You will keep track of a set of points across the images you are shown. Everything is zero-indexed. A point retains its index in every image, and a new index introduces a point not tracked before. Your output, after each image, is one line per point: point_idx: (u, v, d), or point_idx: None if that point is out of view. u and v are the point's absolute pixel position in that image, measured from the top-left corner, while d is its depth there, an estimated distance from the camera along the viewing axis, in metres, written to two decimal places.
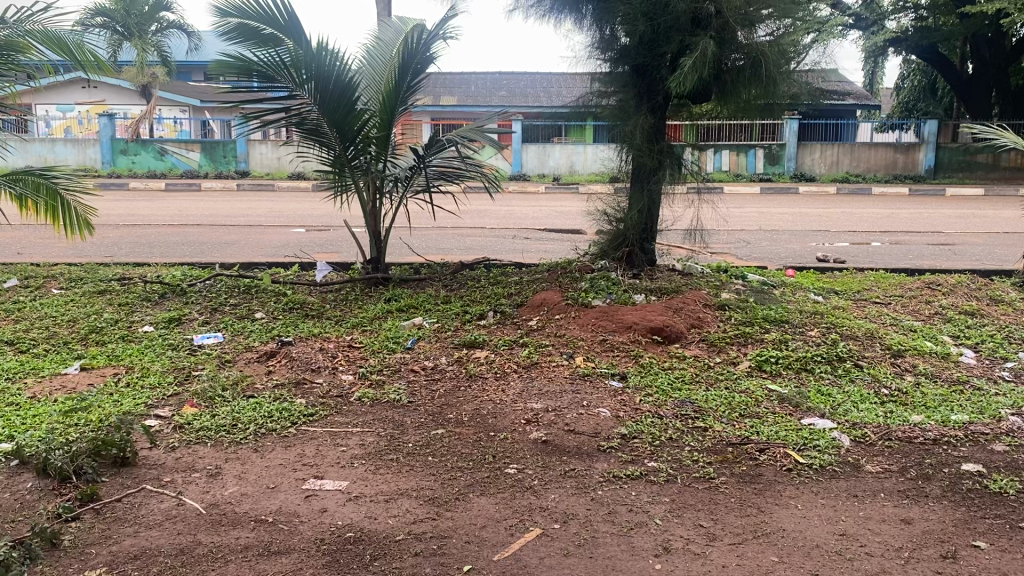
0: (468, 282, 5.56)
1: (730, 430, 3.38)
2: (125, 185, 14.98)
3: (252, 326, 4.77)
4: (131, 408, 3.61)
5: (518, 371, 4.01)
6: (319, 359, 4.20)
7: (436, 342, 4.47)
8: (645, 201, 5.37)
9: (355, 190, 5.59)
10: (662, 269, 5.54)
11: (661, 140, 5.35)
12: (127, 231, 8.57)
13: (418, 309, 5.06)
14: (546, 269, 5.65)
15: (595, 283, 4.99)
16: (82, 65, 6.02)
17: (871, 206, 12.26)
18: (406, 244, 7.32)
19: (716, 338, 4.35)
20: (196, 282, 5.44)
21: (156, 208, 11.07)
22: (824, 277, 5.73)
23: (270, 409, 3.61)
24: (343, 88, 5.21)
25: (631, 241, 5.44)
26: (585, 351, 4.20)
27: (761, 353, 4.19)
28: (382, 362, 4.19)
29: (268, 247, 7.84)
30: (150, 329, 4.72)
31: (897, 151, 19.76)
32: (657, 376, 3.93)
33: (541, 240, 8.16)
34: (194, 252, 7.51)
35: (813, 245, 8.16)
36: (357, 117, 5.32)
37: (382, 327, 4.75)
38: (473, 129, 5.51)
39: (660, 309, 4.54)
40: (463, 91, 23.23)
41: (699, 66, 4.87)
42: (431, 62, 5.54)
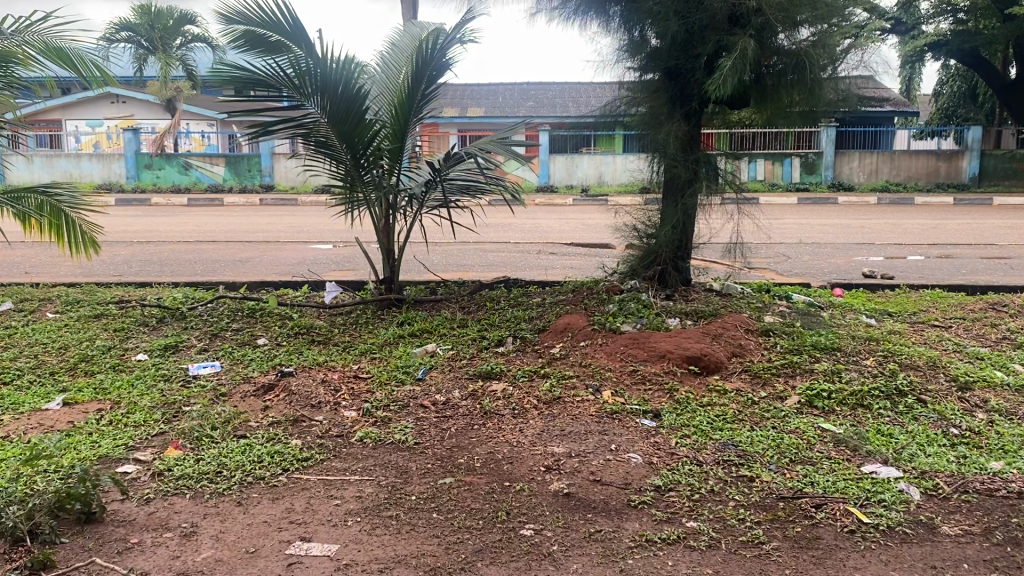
0: (487, 304, 5.16)
1: (780, 481, 2.95)
2: (147, 200, 14.81)
3: (253, 354, 4.41)
4: (108, 451, 3.26)
5: (539, 408, 3.60)
6: (319, 393, 3.82)
7: (450, 372, 4.08)
8: (679, 216, 4.91)
9: (366, 208, 5.23)
10: (698, 289, 5.10)
11: (695, 149, 4.92)
12: (141, 249, 8.32)
13: (431, 334, 4.68)
14: (571, 289, 5.23)
15: (625, 305, 4.55)
16: (87, 79, 5.75)
17: (916, 216, 11.71)
18: (425, 262, 6.96)
19: (760, 368, 3.92)
20: (197, 305, 5.10)
21: (175, 223, 10.85)
22: (876, 297, 5.26)
23: (260, 452, 3.24)
24: (352, 98, 4.84)
25: (663, 259, 5.01)
26: (613, 384, 3.78)
27: (812, 386, 3.76)
28: (390, 396, 3.80)
29: (284, 264, 7.53)
30: (144, 358, 4.39)
31: (941, 158, 19.08)
32: (695, 415, 3.50)
33: (568, 255, 7.78)
34: (206, 271, 7.22)
35: (856, 260, 7.67)
36: (367, 129, 4.96)
37: (393, 355, 4.37)
38: (492, 141, 5.11)
39: (697, 335, 4.11)
40: (490, 102, 22.98)
41: (739, 68, 4.45)
42: (446, 68, 5.15)
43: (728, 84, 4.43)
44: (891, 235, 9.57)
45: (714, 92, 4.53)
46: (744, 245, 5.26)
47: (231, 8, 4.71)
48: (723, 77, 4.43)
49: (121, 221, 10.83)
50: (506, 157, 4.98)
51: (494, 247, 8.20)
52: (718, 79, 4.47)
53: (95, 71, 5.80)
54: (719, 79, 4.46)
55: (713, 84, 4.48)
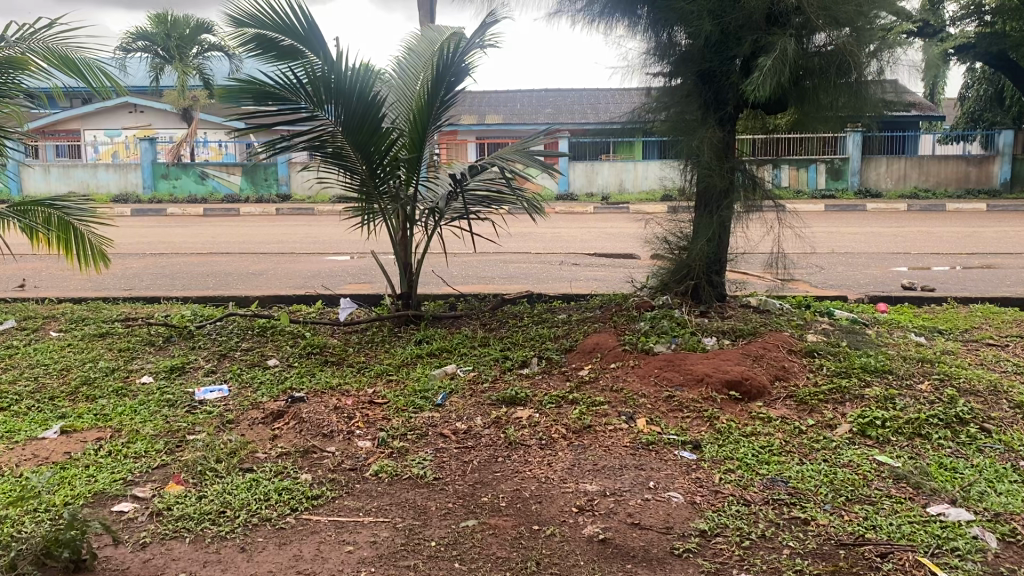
0: (510, 320, 4.90)
1: (838, 525, 2.66)
2: (163, 210, 14.69)
3: (263, 376, 4.17)
4: (104, 487, 3.02)
5: (568, 438, 3.33)
6: (332, 422, 3.56)
7: (471, 396, 3.82)
8: (714, 228, 4.63)
9: (383, 220, 4.98)
10: (733, 305, 4.81)
11: (730, 157, 4.64)
12: (153, 261, 8.12)
13: (451, 354, 4.42)
14: (598, 306, 4.96)
15: (658, 323, 4.27)
16: (97, 92, 5.55)
17: (949, 224, 11.34)
18: (444, 275, 6.71)
19: (806, 394, 3.63)
20: (205, 323, 4.87)
21: (190, 234, 10.67)
22: (922, 312, 4.95)
23: (267, 488, 2.99)
24: (367, 105, 4.59)
25: (697, 274, 4.72)
26: (647, 412, 3.50)
27: (864, 414, 3.47)
28: (407, 424, 3.54)
29: (298, 277, 7.30)
30: (149, 381, 4.16)
31: (970, 164, 18.67)
32: (738, 447, 3.23)
33: (593, 267, 7.50)
34: (218, 284, 7.00)
35: (893, 271, 7.35)
36: (382, 138, 4.71)
37: (410, 377, 4.12)
38: (516, 150, 4.87)
39: (737, 357, 3.83)
40: (509, 109, 22.77)
41: (778, 69, 4.19)
42: (466, 74, 4.88)
43: (767, 85, 4.16)
44: (926, 244, 9.22)
45: (752, 94, 4.27)
46: (783, 259, 4.96)
47: (240, 10, 4.49)
48: (761, 77, 4.17)
49: (136, 232, 10.66)
50: (531, 166, 4.73)
51: (515, 258, 7.95)
52: (756, 80, 4.21)
53: (104, 79, 5.55)
54: (757, 81, 4.20)
55: (751, 85, 4.22)
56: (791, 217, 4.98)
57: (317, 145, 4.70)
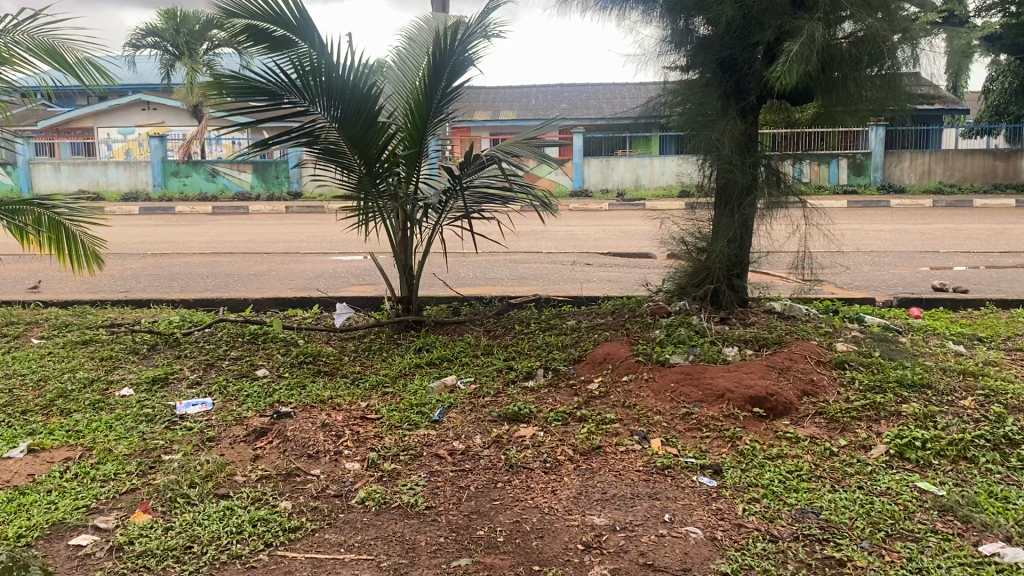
0: (516, 327, 4.60)
1: (879, 568, 2.34)
2: (170, 209, 14.49)
3: (249, 389, 3.89)
4: (63, 516, 2.75)
5: (575, 461, 3.03)
6: (317, 440, 3.27)
7: (470, 412, 3.52)
8: (736, 228, 4.31)
9: (381, 220, 4.69)
10: (756, 310, 4.47)
11: (753, 152, 4.32)
12: (152, 262, 7.87)
13: (452, 364, 4.12)
14: (611, 311, 4.65)
15: (674, 331, 3.96)
16: (87, 87, 5.38)
17: (978, 220, 10.91)
18: (450, 276, 6.42)
19: (837, 411, 3.31)
20: (193, 329, 4.60)
21: (195, 233, 10.43)
22: (959, 317, 4.60)
23: (242, 519, 2.71)
24: (363, 98, 4.30)
25: (716, 277, 4.39)
26: (662, 431, 3.20)
27: (902, 433, 3.14)
28: (400, 443, 3.25)
29: (300, 278, 7.03)
30: (129, 394, 3.89)
31: (998, 158, 18.16)
32: (763, 472, 2.92)
33: (607, 267, 7.18)
34: (216, 286, 6.74)
35: (923, 271, 6.98)
36: (379, 133, 4.41)
37: (407, 390, 3.82)
38: (520, 144, 4.57)
39: (761, 370, 3.51)
40: (523, 104, 22.43)
41: (805, 55, 3.86)
42: (468, 63, 4.58)
43: (792, 74, 3.84)
44: (956, 242, 8.82)
45: (776, 83, 3.95)
46: (811, 261, 4.62)
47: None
48: (786, 65, 3.84)
49: (140, 232, 10.43)
50: (536, 162, 4.42)
51: (525, 258, 7.64)
52: (780, 69, 3.89)
53: (95, 73, 5.37)
54: (781, 69, 3.88)
55: (775, 74, 3.90)
56: (819, 216, 4.64)
57: (310, 142, 4.40)
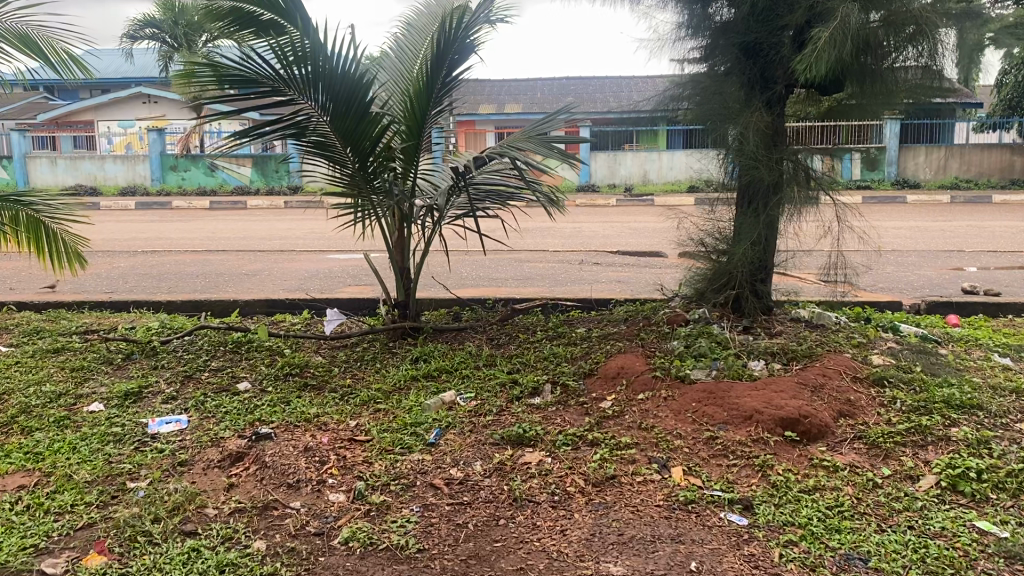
0: (520, 335, 4.26)
1: None
2: (167, 203, 14.17)
3: (228, 405, 3.56)
4: (5, 559, 2.42)
5: (587, 494, 2.69)
6: (299, 466, 2.94)
7: (470, 433, 3.18)
8: (761, 229, 3.96)
9: (375, 219, 4.35)
10: (781, 318, 4.12)
11: (779, 146, 3.96)
12: (142, 260, 7.55)
13: (450, 376, 3.79)
14: (623, 318, 4.30)
15: (694, 343, 3.61)
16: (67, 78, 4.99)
17: (1001, 217, 10.52)
18: (451, 278, 6.08)
19: (879, 435, 2.97)
20: (172, 337, 4.26)
21: (190, 229, 10.11)
22: (1002, 326, 4.24)
23: (207, 564, 2.38)
24: (352, 86, 3.94)
25: (738, 283, 4.05)
26: (684, 458, 2.86)
27: (953, 461, 2.79)
28: (391, 471, 2.92)
29: (295, 278, 6.70)
30: (98, 410, 3.56)
31: (1016, 153, 17.68)
32: (800, 508, 2.58)
33: (616, 267, 6.84)
34: (206, 287, 6.41)
35: (950, 272, 6.62)
36: (372, 125, 4.06)
37: (400, 407, 3.48)
38: (528, 138, 4.20)
39: (793, 388, 3.17)
40: (529, 98, 22.08)
41: (838, 41, 3.51)
42: (470, 50, 4.20)
43: (823, 62, 3.49)
44: (980, 240, 8.45)
45: (805, 74, 3.61)
46: (843, 266, 4.26)
47: None
48: (815, 53, 3.50)
49: (133, 228, 10.11)
50: (545, 159, 4.06)
51: (531, 257, 7.30)
52: (809, 58, 3.54)
53: (74, 68, 5.02)
54: (810, 58, 3.53)
55: (804, 63, 3.55)
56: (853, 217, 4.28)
57: (297, 135, 4.04)
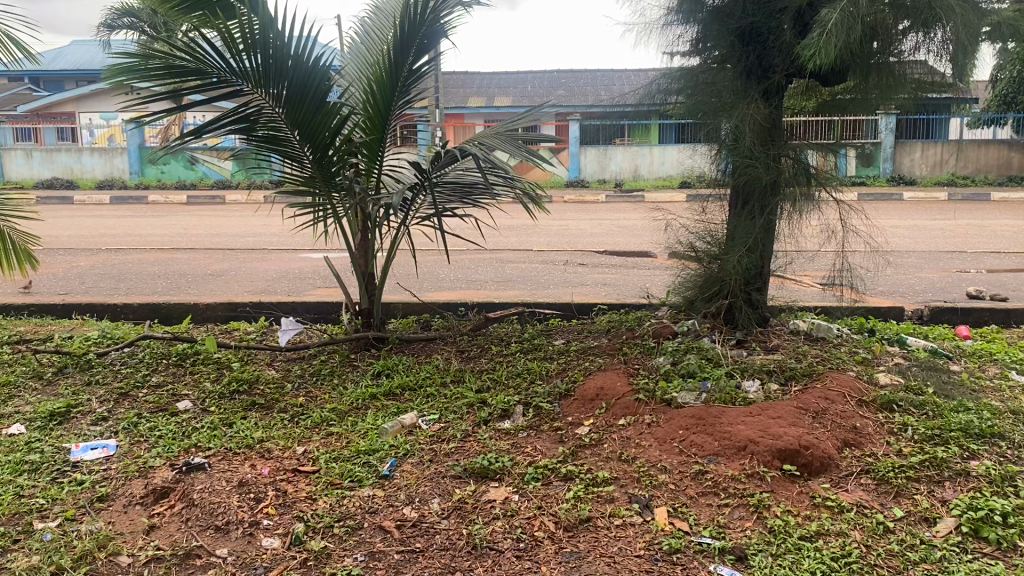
0: (493, 347, 3.90)
1: None
2: (144, 198, 13.77)
3: (163, 428, 3.19)
4: None
5: (556, 542, 2.33)
6: (229, 506, 2.58)
7: (429, 464, 2.82)
8: (757, 232, 3.60)
9: (337, 222, 3.98)
10: (778, 329, 3.76)
11: (777, 140, 3.60)
12: (104, 259, 7.15)
13: (413, 395, 3.43)
14: (605, 329, 3.95)
15: (682, 360, 3.26)
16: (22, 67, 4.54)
17: (1001, 216, 10.22)
18: (426, 281, 5.72)
19: (888, 470, 2.62)
20: (112, 349, 3.89)
21: (160, 226, 9.71)
22: (1017, 338, 3.89)
23: None
24: (308, 73, 3.58)
25: (731, 291, 3.70)
26: (669, 497, 2.51)
27: (977, 500, 2.43)
28: (334, 510, 2.55)
29: (261, 279, 6.32)
30: (18, 433, 3.17)
31: (1015, 150, 17.33)
32: (800, 560, 2.21)
33: (603, 268, 6.49)
34: (166, 289, 6.03)
35: (953, 275, 6.28)
36: (330, 115, 3.69)
37: (355, 431, 3.12)
38: (497, 134, 3.84)
39: (792, 414, 2.82)
40: (519, 91, 21.70)
41: (846, 24, 3.16)
42: (440, 32, 3.84)
43: (830, 49, 3.15)
44: (982, 240, 8.15)
45: (810, 62, 3.26)
46: (847, 276, 3.91)
47: None
48: (822, 38, 3.15)
49: (101, 224, 9.71)
50: (512, 156, 3.68)
51: (514, 257, 6.95)
52: (815, 44, 3.19)
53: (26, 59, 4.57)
54: (816, 44, 3.18)
55: (810, 49, 3.21)
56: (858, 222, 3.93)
57: (248, 130, 3.64)
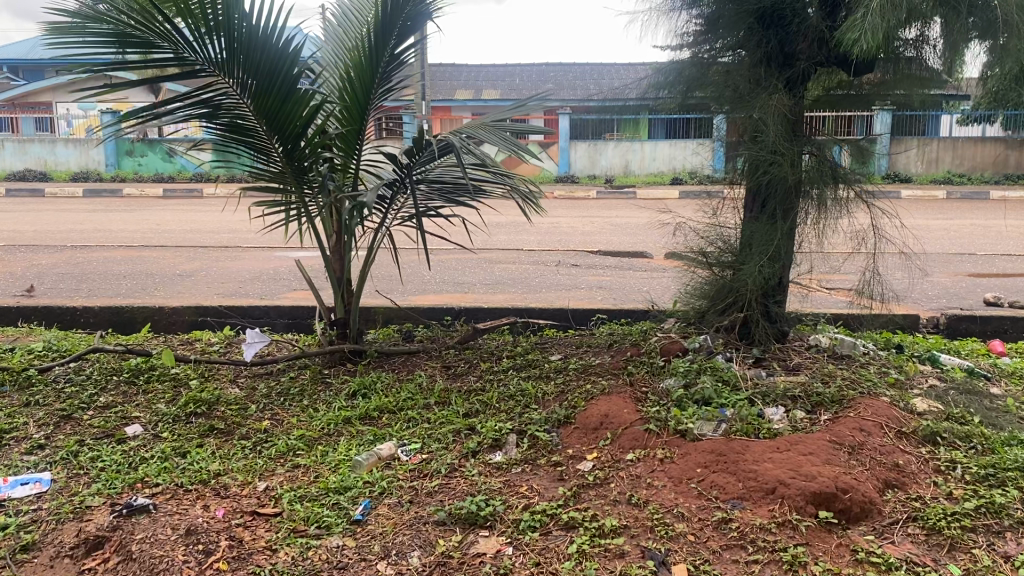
0: (481, 363, 3.53)
1: None
2: (117, 191, 13.29)
3: (107, 459, 2.78)
4: None
5: None
6: (171, 561, 2.18)
7: (410, 505, 2.45)
8: (777, 238, 3.25)
9: (309, 222, 3.59)
10: (798, 346, 3.41)
11: (800, 137, 3.26)
12: (66, 258, 6.71)
13: (392, 418, 3.06)
14: (605, 344, 3.59)
15: (695, 383, 2.90)
16: None
17: (1002, 216, 9.93)
18: (408, 285, 5.34)
19: (938, 517, 2.24)
20: (56, 364, 3.48)
21: (130, 221, 9.26)
22: None
23: None
24: (278, 60, 3.20)
25: (747, 303, 3.35)
26: (689, 549, 2.14)
27: None
28: (296, 567, 2.17)
29: (234, 280, 5.91)
30: None
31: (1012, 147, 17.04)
32: None
33: (596, 270, 6.12)
34: (131, 291, 5.61)
35: (967, 279, 5.95)
36: (299, 104, 3.30)
37: (325, 464, 2.75)
38: (482, 125, 3.45)
39: (827, 449, 2.46)
40: (507, 84, 21.30)
41: (891, 5, 2.83)
42: (428, 16, 3.43)
43: (877, 32, 2.81)
44: (987, 241, 7.84)
45: (852, 46, 2.93)
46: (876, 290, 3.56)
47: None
48: (867, 20, 2.82)
49: (66, 219, 9.24)
50: (501, 149, 3.30)
51: (501, 258, 6.57)
52: (859, 26, 2.86)
53: None
54: (861, 27, 2.85)
55: (853, 31, 2.88)
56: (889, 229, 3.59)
57: (208, 116, 3.25)
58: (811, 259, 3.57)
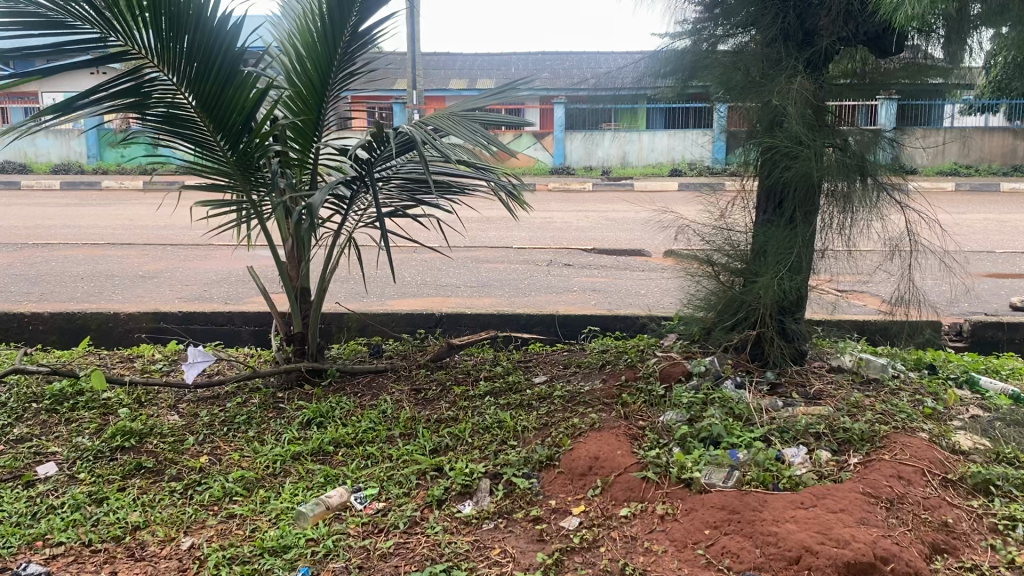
0: (456, 385, 3.11)
1: None
2: (97, 183, 12.84)
3: (7, 507, 2.36)
4: None
5: None
6: None
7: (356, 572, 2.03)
8: (795, 245, 2.83)
9: (261, 225, 3.13)
10: (815, 368, 2.99)
11: (821, 127, 2.82)
12: (24, 257, 6.28)
13: (349, 455, 2.64)
14: (598, 365, 3.17)
15: (699, 418, 2.49)
16: None
17: (1016, 211, 9.47)
18: (386, 290, 4.92)
19: None
20: None
21: (102, 215, 8.83)
22: None
23: None
24: (213, 39, 2.76)
25: (761, 319, 2.93)
26: None
27: None
28: None
29: (199, 283, 5.48)
30: None
31: (1020, 137, 16.55)
32: None
33: (590, 271, 5.69)
34: (86, 295, 5.19)
35: (988, 282, 5.52)
36: (240, 91, 2.86)
37: (264, 515, 2.32)
38: (448, 115, 3.02)
39: (861, 505, 2.04)
40: (502, 74, 20.82)
41: None
42: None
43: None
44: (1005, 239, 7.40)
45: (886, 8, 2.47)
46: (908, 301, 3.13)
47: None
48: None
49: (36, 214, 8.81)
50: (467, 141, 2.86)
51: (489, 257, 6.14)
52: None
53: None
54: None
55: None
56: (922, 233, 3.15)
57: (137, 106, 2.79)
58: (834, 266, 3.14)
